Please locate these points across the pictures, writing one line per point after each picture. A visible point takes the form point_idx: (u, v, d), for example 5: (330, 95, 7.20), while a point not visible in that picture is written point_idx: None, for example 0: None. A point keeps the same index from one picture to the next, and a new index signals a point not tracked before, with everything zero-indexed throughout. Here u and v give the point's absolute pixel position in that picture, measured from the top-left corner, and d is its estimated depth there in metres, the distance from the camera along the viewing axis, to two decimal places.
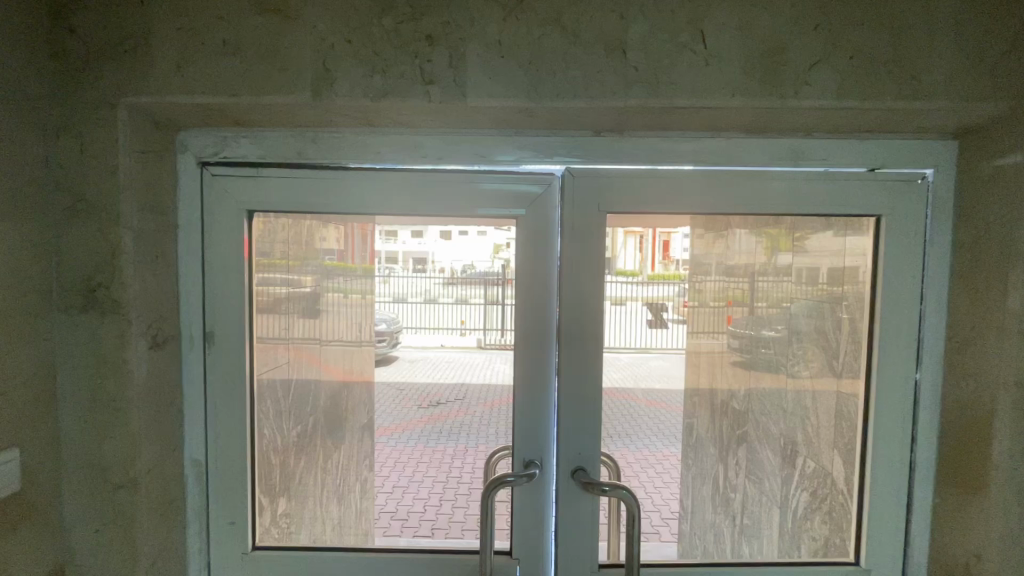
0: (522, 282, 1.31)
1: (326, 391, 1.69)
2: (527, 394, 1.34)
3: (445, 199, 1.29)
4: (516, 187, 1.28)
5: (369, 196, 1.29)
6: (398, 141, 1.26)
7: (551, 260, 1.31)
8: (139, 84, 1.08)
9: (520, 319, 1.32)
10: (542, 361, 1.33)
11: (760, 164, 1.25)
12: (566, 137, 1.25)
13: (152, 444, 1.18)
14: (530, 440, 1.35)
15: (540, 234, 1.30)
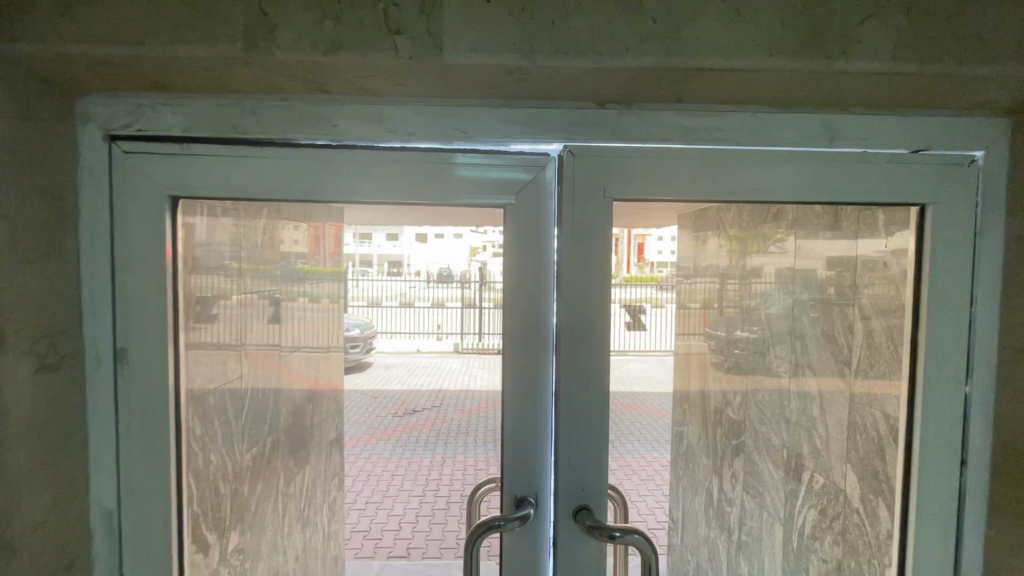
0: (513, 288, 1.09)
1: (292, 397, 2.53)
2: (518, 419, 1.13)
3: (417, 185, 1.06)
4: (502, 171, 1.07)
5: (323, 181, 1.05)
6: (359, 113, 1.03)
7: (548, 261, 1.09)
8: (15, 26, 0.83)
9: (510, 331, 1.10)
10: (537, 378, 1.11)
11: (791, 144, 1.06)
12: (563, 109, 1.04)
13: (34, 496, 0.91)
14: (522, 473, 1.13)
15: (534, 231, 1.08)
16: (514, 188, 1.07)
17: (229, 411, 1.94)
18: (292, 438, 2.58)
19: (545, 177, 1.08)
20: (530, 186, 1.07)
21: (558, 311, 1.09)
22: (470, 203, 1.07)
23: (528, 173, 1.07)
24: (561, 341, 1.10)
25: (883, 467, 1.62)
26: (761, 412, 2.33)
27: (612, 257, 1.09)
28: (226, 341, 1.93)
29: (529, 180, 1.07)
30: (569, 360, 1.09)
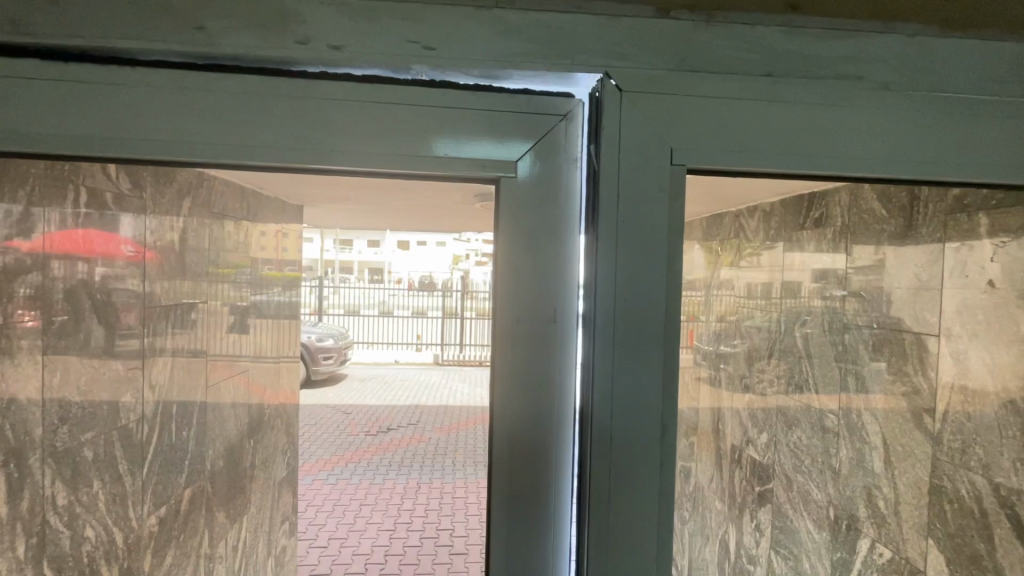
0: (511, 317, 0.66)
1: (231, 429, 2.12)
2: (516, 558, 0.68)
3: (352, 142, 0.63)
4: (499, 123, 0.64)
5: (189, 131, 0.62)
6: (249, 14, 0.61)
7: (571, 286, 0.66)
8: None
9: (506, 414, 0.68)
10: (548, 491, 0.68)
11: (967, 90, 0.65)
12: (594, 20, 0.62)
13: None
14: None
15: (547, 222, 0.65)
16: (518, 157, 0.64)
17: (125, 462, 1.48)
18: (229, 483, 2.10)
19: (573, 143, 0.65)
20: (545, 157, 0.65)
21: (585, 381, 0.66)
22: (440, 174, 0.63)
23: (542, 129, 0.64)
24: (590, 431, 0.66)
25: (989, 552, 1.23)
26: (796, 458, 1.91)
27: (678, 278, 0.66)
28: (117, 372, 1.46)
29: (544, 146, 0.65)
30: (602, 465, 0.66)
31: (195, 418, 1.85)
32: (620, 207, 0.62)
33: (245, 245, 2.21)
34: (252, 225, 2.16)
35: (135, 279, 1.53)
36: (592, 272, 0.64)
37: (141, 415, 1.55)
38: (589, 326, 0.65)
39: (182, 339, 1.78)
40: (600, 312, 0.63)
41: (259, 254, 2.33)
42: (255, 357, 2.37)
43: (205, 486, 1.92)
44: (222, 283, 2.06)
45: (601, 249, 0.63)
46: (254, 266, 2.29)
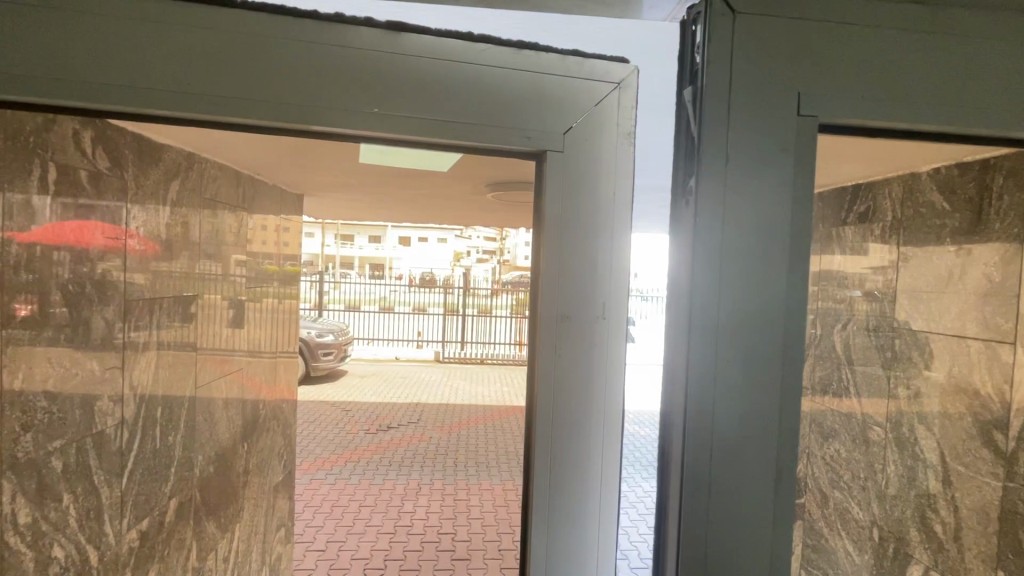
0: (564, 251, 0.79)
1: (224, 431, 1.98)
2: (557, 535, 0.80)
3: (432, 105, 0.73)
4: (550, 98, 0.77)
5: (291, 94, 0.70)
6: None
7: (603, 297, 0.80)
8: None
9: (561, 332, 0.80)
10: (593, 398, 0.81)
11: (1003, 41, 0.64)
12: None
13: None
14: (563, 507, 0.80)
15: (596, 177, 0.80)
16: (564, 171, 0.79)
17: (103, 472, 1.34)
18: (219, 492, 1.95)
19: (610, 141, 0.80)
20: (583, 179, 0.80)
21: (679, 401, 0.61)
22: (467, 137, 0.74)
23: (585, 105, 0.78)
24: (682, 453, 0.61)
25: None
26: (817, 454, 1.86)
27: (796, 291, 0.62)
28: (92, 373, 1.30)
29: (586, 149, 0.79)
30: (698, 494, 0.60)
31: (182, 423, 1.70)
32: (725, 207, 0.59)
33: (246, 236, 2.09)
34: (249, 214, 2.12)
35: (153, 269, 1.54)
36: (693, 282, 0.60)
37: (120, 420, 1.40)
38: (684, 340, 0.61)
39: (171, 335, 1.63)
40: (698, 329, 0.59)
41: (255, 251, 2.16)
42: (254, 355, 2.24)
43: (192, 495, 1.76)
44: (222, 277, 1.93)
45: (699, 259, 0.59)
46: (253, 259, 2.16)
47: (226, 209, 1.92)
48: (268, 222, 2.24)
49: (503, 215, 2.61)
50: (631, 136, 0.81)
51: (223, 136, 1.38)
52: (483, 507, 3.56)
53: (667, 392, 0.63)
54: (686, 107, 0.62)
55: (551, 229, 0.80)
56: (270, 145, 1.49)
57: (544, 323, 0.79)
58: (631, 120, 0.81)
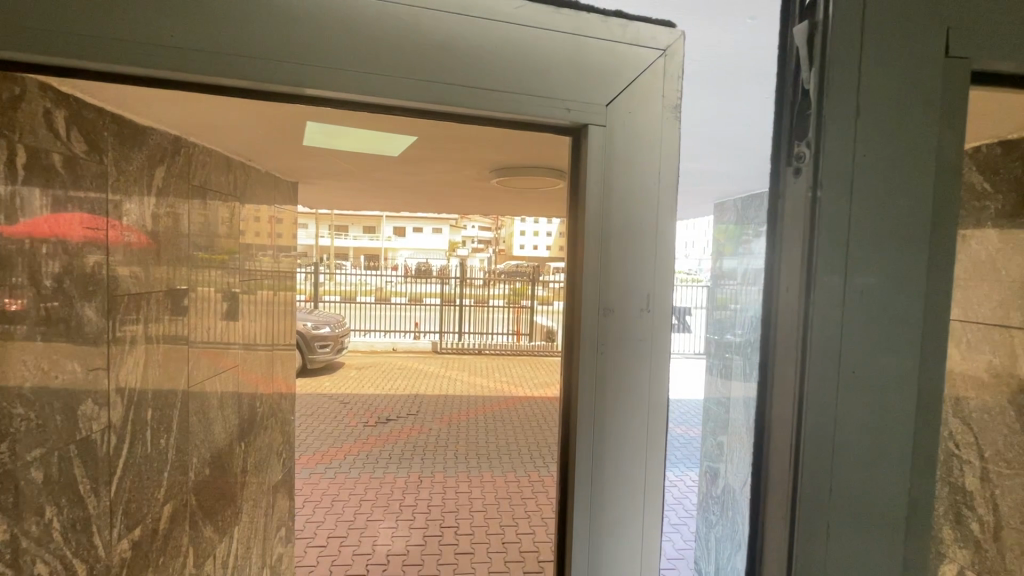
0: (606, 239, 0.74)
1: (220, 430, 1.89)
2: (596, 551, 0.76)
3: (473, 70, 0.67)
4: (594, 64, 0.71)
5: (315, 51, 0.64)
6: None
7: (648, 287, 0.75)
8: None
9: (603, 324, 0.75)
10: (639, 393, 0.76)
11: None
12: None
13: None
14: (606, 506, 0.76)
15: (639, 160, 0.75)
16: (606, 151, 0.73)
17: (89, 481, 1.25)
18: (216, 493, 1.86)
19: (654, 116, 0.74)
20: (625, 163, 0.74)
21: (790, 421, 0.57)
22: (475, 104, 0.67)
23: (631, 72, 0.72)
24: (795, 477, 0.57)
25: None
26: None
27: (934, 310, 0.57)
28: (73, 374, 1.20)
29: (630, 125, 0.73)
30: (814, 524, 0.56)
31: (175, 424, 1.61)
32: (848, 214, 0.55)
33: (241, 226, 1.99)
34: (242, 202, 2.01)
35: (140, 261, 1.43)
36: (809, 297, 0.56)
37: (105, 424, 1.30)
38: (799, 357, 0.57)
39: (159, 330, 1.52)
40: (816, 345, 0.55)
41: (247, 241, 2.05)
42: (251, 349, 2.15)
43: (188, 500, 1.68)
44: (214, 270, 1.82)
45: (817, 271, 0.56)
46: (248, 250, 2.06)
47: (216, 198, 1.80)
48: (260, 212, 2.13)
49: (504, 201, 2.51)
50: (677, 109, 0.75)
51: (213, 115, 1.27)
52: (485, 500, 3.51)
53: (777, 411, 0.60)
54: (790, 105, 0.60)
55: (591, 212, 0.74)
56: (263, 126, 1.37)
57: (589, 315, 0.74)
58: (676, 93, 0.75)
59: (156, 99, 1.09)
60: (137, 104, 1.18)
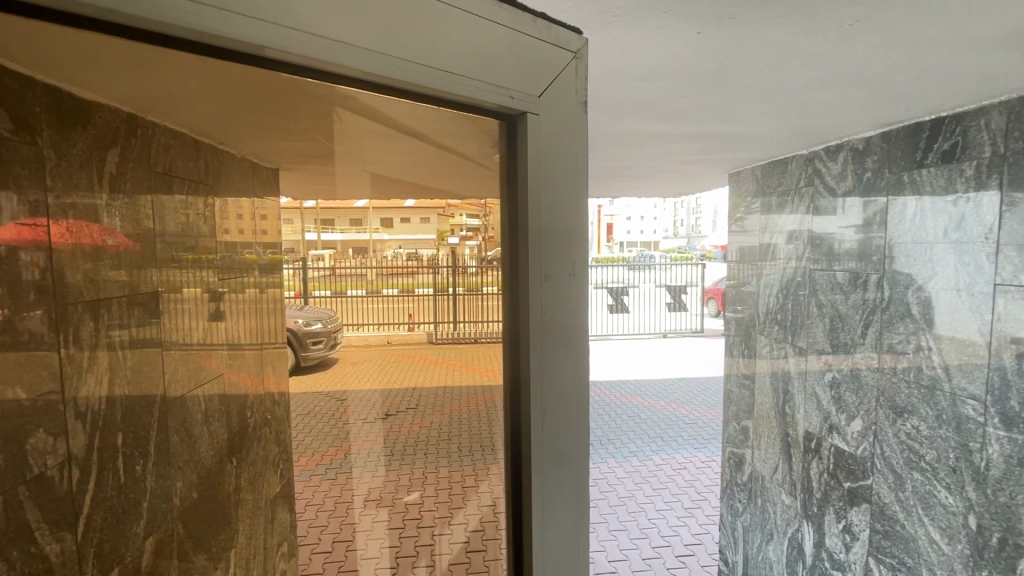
0: (545, 226, 1.03)
1: (209, 447, 1.71)
2: (550, 464, 1.08)
3: (459, 61, 0.85)
4: (519, 56, 0.94)
5: (343, 30, 0.73)
6: None
7: (571, 259, 1.07)
8: None
9: (543, 290, 1.03)
10: (568, 341, 1.08)
11: None
12: None
13: None
14: (551, 428, 1.07)
15: (559, 153, 1.03)
16: (535, 148, 1.00)
17: (47, 526, 1.05)
18: (206, 518, 1.68)
19: (554, 103, 1.00)
20: (552, 163, 1.03)
21: None
22: (425, 82, 0.82)
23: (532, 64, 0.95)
24: None
25: None
26: (854, 424, 2.02)
27: None
28: (15, 404, 0.99)
29: (549, 116, 1.00)
30: None
31: (152, 447, 1.41)
32: None
33: (220, 224, 1.78)
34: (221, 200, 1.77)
35: (100, 265, 1.22)
36: None
37: (64, 457, 1.10)
38: None
39: (127, 336, 1.31)
40: None
41: (229, 239, 1.84)
42: (245, 345, 1.94)
43: (173, 530, 1.49)
44: (194, 269, 1.62)
45: None
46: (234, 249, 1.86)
47: (185, 188, 1.57)
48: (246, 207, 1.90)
49: None
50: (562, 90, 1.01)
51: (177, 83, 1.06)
52: None
53: None
54: None
55: (532, 205, 1.02)
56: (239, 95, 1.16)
57: (532, 283, 1.02)
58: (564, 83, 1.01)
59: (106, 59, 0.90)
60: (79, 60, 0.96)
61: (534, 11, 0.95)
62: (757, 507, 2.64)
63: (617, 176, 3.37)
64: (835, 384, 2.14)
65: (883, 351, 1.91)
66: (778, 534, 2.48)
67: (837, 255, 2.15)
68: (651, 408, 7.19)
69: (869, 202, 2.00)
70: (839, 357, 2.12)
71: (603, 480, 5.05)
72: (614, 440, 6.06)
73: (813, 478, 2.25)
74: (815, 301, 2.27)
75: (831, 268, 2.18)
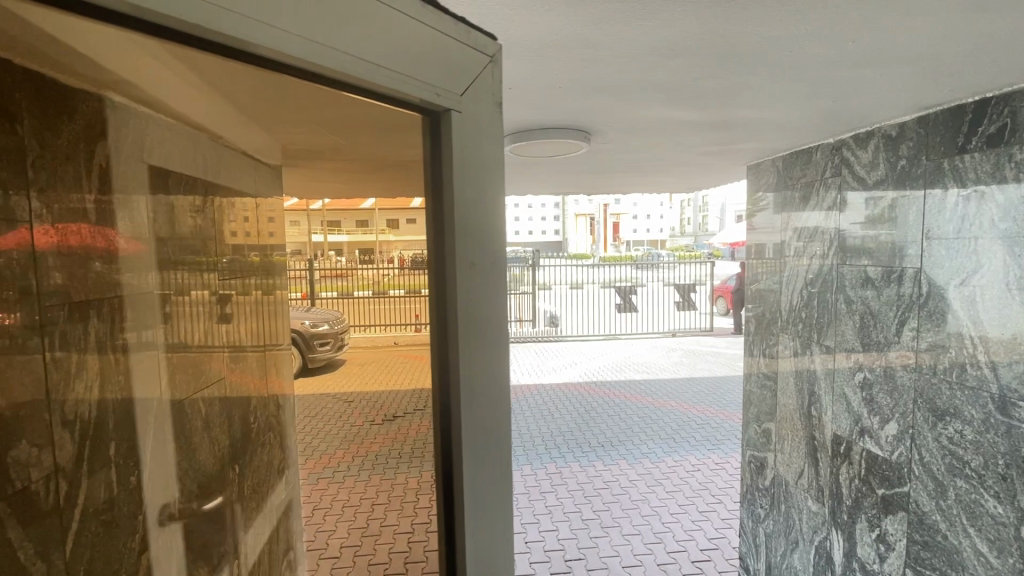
0: (468, 220, 1.22)
1: (210, 455, 1.64)
2: (476, 429, 1.29)
3: (391, 59, 1.00)
4: (435, 55, 1.10)
5: (287, 21, 0.84)
6: None
7: (490, 250, 1.28)
8: None
9: (467, 277, 1.22)
10: (486, 320, 1.29)
11: None
12: None
13: None
14: (477, 397, 1.28)
15: (478, 154, 1.24)
16: (458, 148, 1.18)
17: (32, 545, 1.00)
18: (205, 529, 1.62)
19: (471, 102, 1.19)
20: (472, 165, 1.22)
21: None
22: (357, 74, 0.95)
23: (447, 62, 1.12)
24: None
25: None
26: (888, 426, 1.98)
27: None
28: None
29: (465, 113, 1.18)
30: None
31: (149, 456, 1.34)
32: None
33: (223, 228, 1.65)
34: (226, 200, 1.64)
35: (94, 265, 1.16)
36: None
37: (49, 469, 1.03)
38: None
39: (125, 339, 1.26)
40: None
41: (236, 241, 1.72)
42: (251, 348, 1.82)
43: (170, 543, 1.44)
44: (199, 272, 1.57)
45: None
46: (241, 252, 1.74)
47: (183, 185, 1.46)
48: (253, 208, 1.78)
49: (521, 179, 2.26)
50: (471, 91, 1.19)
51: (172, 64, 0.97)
52: None
53: None
54: None
55: (457, 202, 1.20)
56: (238, 82, 1.08)
57: (460, 272, 1.20)
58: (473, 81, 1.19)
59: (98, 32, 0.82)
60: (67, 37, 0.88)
61: (445, 10, 1.10)
62: (781, 513, 2.62)
63: (635, 170, 3.31)
64: (866, 386, 2.10)
65: (921, 351, 1.86)
66: (803, 542, 2.46)
67: (868, 251, 2.09)
68: (663, 408, 7.09)
69: (902, 196, 1.94)
70: (872, 356, 2.07)
71: (615, 482, 4.96)
72: (626, 441, 5.97)
73: (842, 484, 2.21)
74: (844, 297, 2.22)
75: (860, 264, 2.13)
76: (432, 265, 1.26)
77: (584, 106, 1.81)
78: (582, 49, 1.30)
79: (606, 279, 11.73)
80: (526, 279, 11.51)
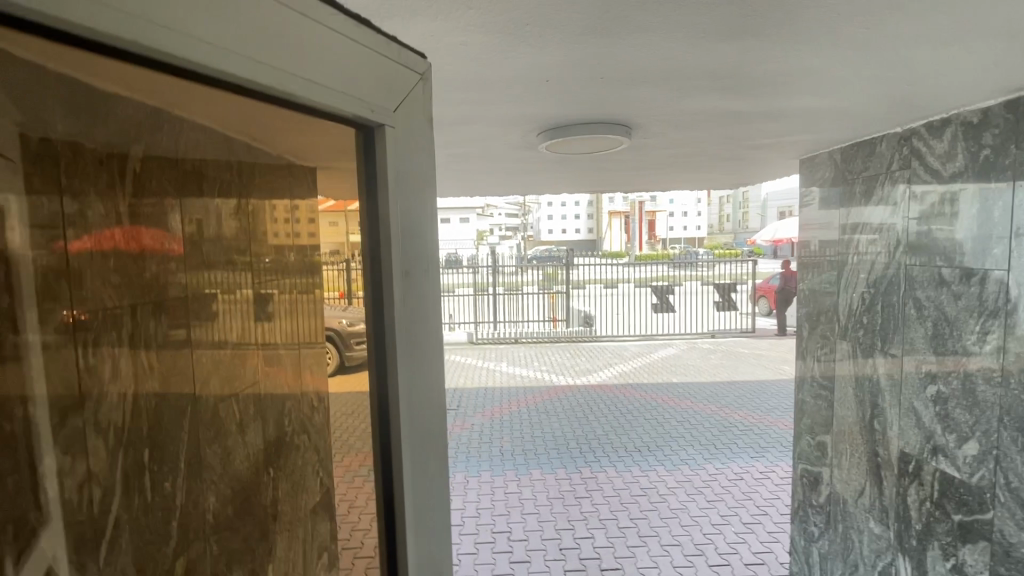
0: (403, 223, 1.31)
1: (245, 460, 1.64)
2: (412, 421, 1.37)
3: (326, 73, 1.01)
4: (379, 78, 1.18)
5: (264, 55, 0.88)
6: None
7: (422, 254, 1.39)
8: None
9: (401, 275, 1.31)
10: (418, 318, 1.39)
11: None
12: None
13: None
14: (411, 392, 1.36)
15: (412, 164, 1.34)
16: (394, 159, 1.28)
17: (65, 554, 0.99)
18: (239, 534, 1.61)
19: (406, 116, 1.29)
20: (407, 175, 1.33)
21: None
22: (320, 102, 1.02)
23: (388, 83, 1.21)
24: None
25: None
26: (968, 444, 1.80)
27: None
28: (25, 423, 0.92)
29: (400, 126, 1.27)
30: None
31: (183, 462, 1.33)
32: None
33: (259, 230, 1.64)
34: (261, 202, 1.62)
35: (131, 273, 1.16)
36: None
37: (83, 477, 1.02)
38: None
39: (156, 345, 1.24)
40: None
41: (277, 242, 1.71)
42: (291, 342, 1.80)
43: (206, 548, 1.44)
44: (238, 273, 1.56)
45: None
46: (278, 255, 1.73)
47: (216, 189, 1.44)
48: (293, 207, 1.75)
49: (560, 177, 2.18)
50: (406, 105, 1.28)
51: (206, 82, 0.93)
52: None
53: None
54: None
55: (394, 206, 1.28)
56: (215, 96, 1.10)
57: (396, 272, 1.29)
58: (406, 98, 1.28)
59: (129, 58, 0.77)
60: (97, 56, 0.84)
61: (383, 35, 1.18)
62: (838, 533, 2.45)
63: (678, 166, 3.17)
64: (940, 400, 1.92)
65: (1008, 363, 1.68)
66: (863, 567, 2.29)
67: (945, 252, 1.91)
68: (702, 412, 6.87)
69: (986, 190, 1.75)
70: (947, 366, 1.89)
71: (653, 489, 4.81)
72: (665, 447, 5.79)
73: (911, 507, 2.03)
74: (914, 301, 2.04)
75: (934, 265, 1.96)
76: (367, 267, 1.31)
77: (629, 98, 1.71)
78: (628, 34, 1.20)
79: (643, 278, 11.48)
80: (560, 278, 11.39)
